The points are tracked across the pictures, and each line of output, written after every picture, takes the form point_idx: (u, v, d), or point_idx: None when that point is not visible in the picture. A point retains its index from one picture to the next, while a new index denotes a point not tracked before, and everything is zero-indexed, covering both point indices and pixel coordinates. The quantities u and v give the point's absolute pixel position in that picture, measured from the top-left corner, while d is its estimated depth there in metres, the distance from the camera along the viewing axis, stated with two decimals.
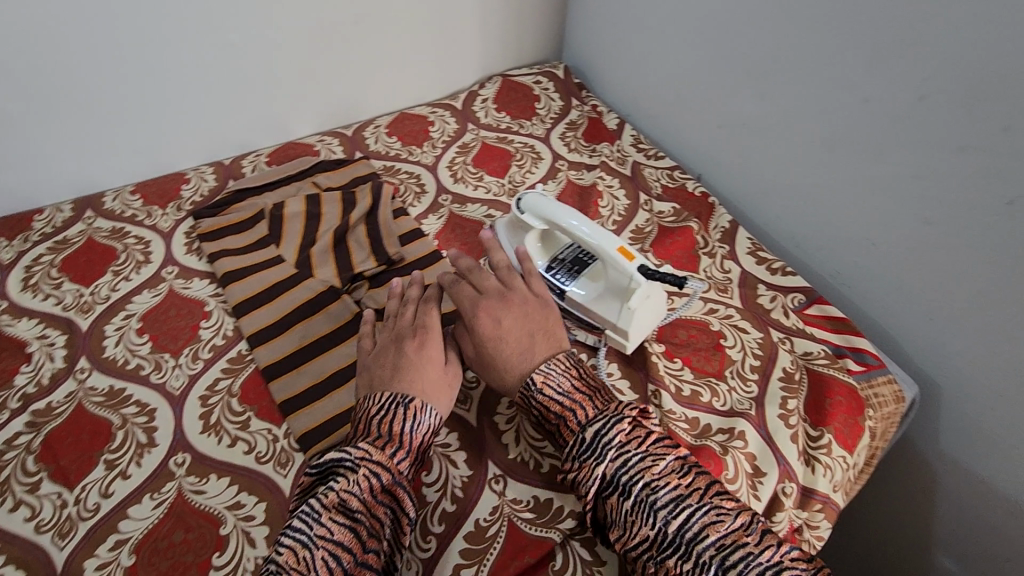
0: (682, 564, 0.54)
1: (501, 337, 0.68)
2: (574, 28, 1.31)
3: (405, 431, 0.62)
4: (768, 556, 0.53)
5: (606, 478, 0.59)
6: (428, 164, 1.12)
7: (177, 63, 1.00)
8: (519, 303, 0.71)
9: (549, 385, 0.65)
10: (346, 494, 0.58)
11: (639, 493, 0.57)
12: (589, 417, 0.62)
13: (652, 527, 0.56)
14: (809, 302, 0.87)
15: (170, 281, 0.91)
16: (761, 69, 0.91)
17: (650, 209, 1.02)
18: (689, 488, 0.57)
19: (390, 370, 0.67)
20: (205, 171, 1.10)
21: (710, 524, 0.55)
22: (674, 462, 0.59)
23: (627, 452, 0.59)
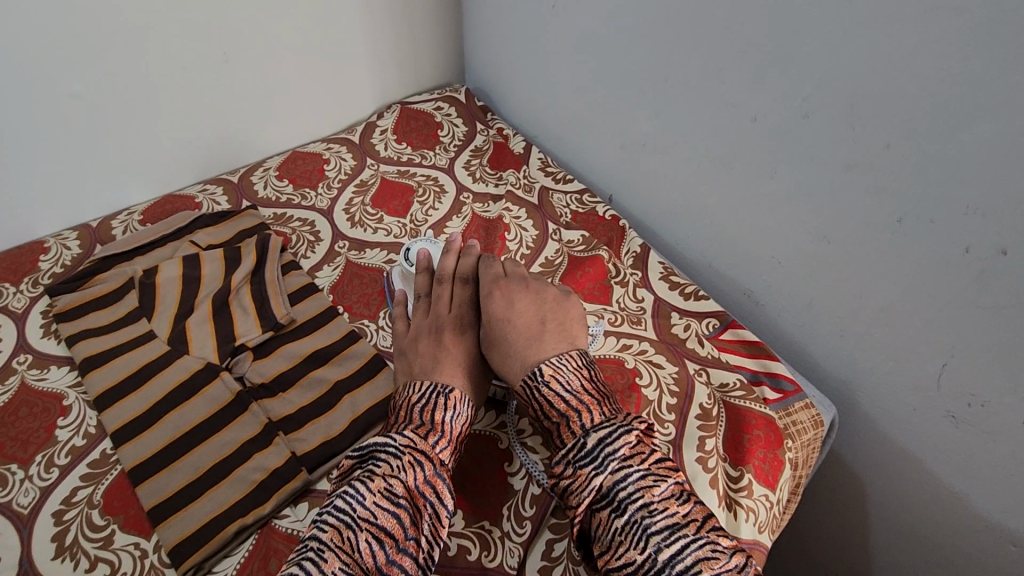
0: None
1: (511, 324, 0.70)
2: (473, 49, 1.26)
3: (444, 419, 0.62)
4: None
5: (602, 489, 0.55)
6: (323, 207, 1.04)
7: (17, 120, 0.89)
8: (528, 296, 0.74)
9: (557, 380, 0.62)
10: (392, 479, 0.57)
11: (634, 514, 0.52)
12: (593, 421, 0.58)
13: (641, 552, 0.51)
14: (723, 327, 0.84)
15: (22, 373, 0.80)
16: (654, 88, 0.88)
17: (559, 238, 0.97)
18: (687, 517, 0.53)
19: (429, 358, 0.69)
20: (67, 237, 0.99)
21: (705, 559, 0.50)
22: (676, 484, 0.55)
23: (629, 467, 0.55)
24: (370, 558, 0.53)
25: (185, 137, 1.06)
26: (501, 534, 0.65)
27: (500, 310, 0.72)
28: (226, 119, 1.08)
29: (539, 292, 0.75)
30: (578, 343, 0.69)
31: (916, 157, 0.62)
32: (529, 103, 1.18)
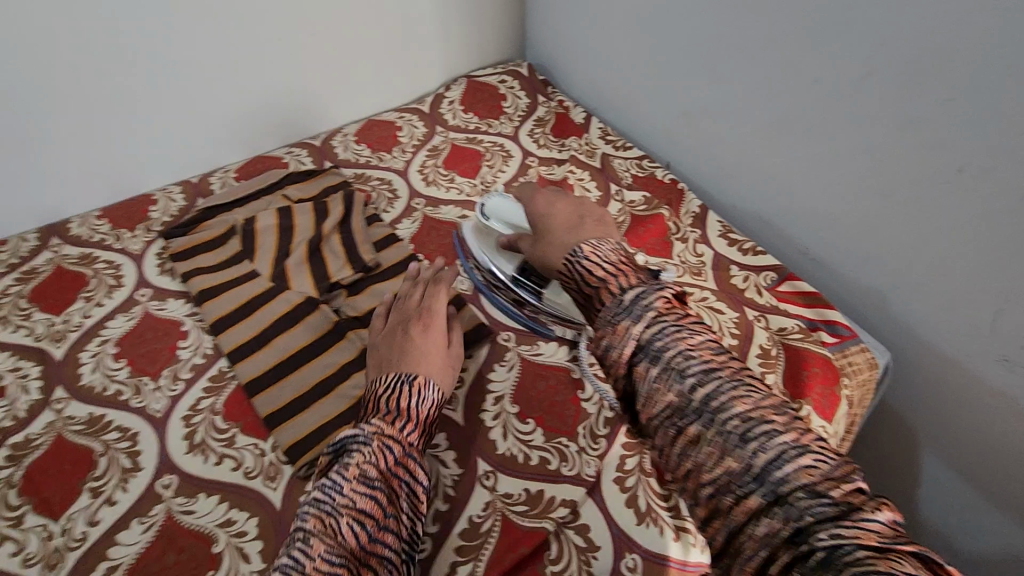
0: (704, 432, 0.51)
1: (548, 221, 0.75)
2: (534, 26, 1.32)
3: (410, 405, 0.65)
4: (794, 439, 0.49)
5: (637, 342, 0.56)
6: (399, 169, 1.12)
7: (129, 85, 0.99)
8: (567, 202, 0.78)
9: (596, 253, 0.64)
10: (365, 463, 0.59)
11: (670, 362, 0.54)
12: (630, 284, 0.60)
13: (678, 394, 0.53)
14: (781, 280, 0.89)
15: (144, 303, 0.90)
16: (715, 57, 0.94)
17: (622, 199, 1.03)
18: (721, 365, 0.54)
19: (396, 350, 0.71)
20: (172, 191, 1.09)
21: (738, 398, 0.52)
22: (710, 340, 0.56)
23: (663, 321, 0.56)
24: (354, 539, 0.55)
25: (274, 104, 1.15)
26: (578, 448, 0.72)
27: (542, 211, 0.77)
28: (310, 89, 1.17)
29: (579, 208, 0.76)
30: (614, 234, 0.71)
31: (976, 110, 0.66)
32: (589, 77, 1.24)
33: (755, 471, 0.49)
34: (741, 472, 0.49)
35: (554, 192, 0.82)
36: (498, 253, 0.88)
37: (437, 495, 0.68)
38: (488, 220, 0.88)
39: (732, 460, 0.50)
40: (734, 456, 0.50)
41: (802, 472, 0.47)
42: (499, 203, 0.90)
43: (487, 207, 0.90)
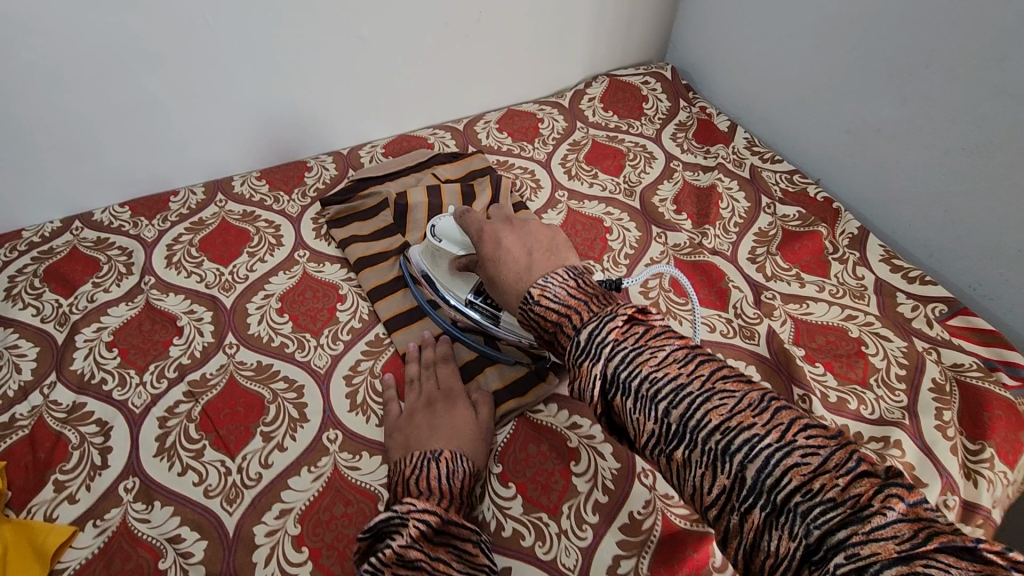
0: (689, 455, 0.44)
1: (501, 263, 0.64)
2: (683, 28, 1.30)
3: (441, 482, 0.61)
4: (778, 437, 0.42)
5: (603, 377, 0.49)
6: (541, 160, 1.12)
7: (304, 56, 1.02)
8: (513, 233, 0.67)
9: (546, 296, 0.57)
10: (402, 547, 0.54)
11: (638, 389, 0.47)
12: (583, 320, 0.53)
13: (655, 421, 0.46)
14: (952, 313, 0.84)
15: (304, 264, 0.94)
16: (906, 73, 0.89)
17: (773, 212, 1.00)
18: (691, 376, 0.47)
19: (422, 429, 0.68)
20: (325, 160, 1.13)
21: (712, 408, 0.44)
22: (676, 349, 0.49)
23: (622, 346, 0.49)
24: None
25: (426, 85, 1.17)
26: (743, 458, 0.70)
27: (491, 252, 0.66)
28: (461, 74, 1.19)
29: (523, 231, 0.67)
30: (567, 263, 0.62)
31: None
32: (739, 84, 1.21)
33: (748, 483, 0.41)
34: (737, 489, 0.42)
35: (498, 216, 0.71)
36: (449, 278, 0.80)
37: (597, 486, 0.68)
38: (437, 241, 0.78)
39: (724, 480, 0.43)
40: (724, 473, 0.43)
41: (794, 474, 0.40)
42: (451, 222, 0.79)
43: (437, 229, 0.79)
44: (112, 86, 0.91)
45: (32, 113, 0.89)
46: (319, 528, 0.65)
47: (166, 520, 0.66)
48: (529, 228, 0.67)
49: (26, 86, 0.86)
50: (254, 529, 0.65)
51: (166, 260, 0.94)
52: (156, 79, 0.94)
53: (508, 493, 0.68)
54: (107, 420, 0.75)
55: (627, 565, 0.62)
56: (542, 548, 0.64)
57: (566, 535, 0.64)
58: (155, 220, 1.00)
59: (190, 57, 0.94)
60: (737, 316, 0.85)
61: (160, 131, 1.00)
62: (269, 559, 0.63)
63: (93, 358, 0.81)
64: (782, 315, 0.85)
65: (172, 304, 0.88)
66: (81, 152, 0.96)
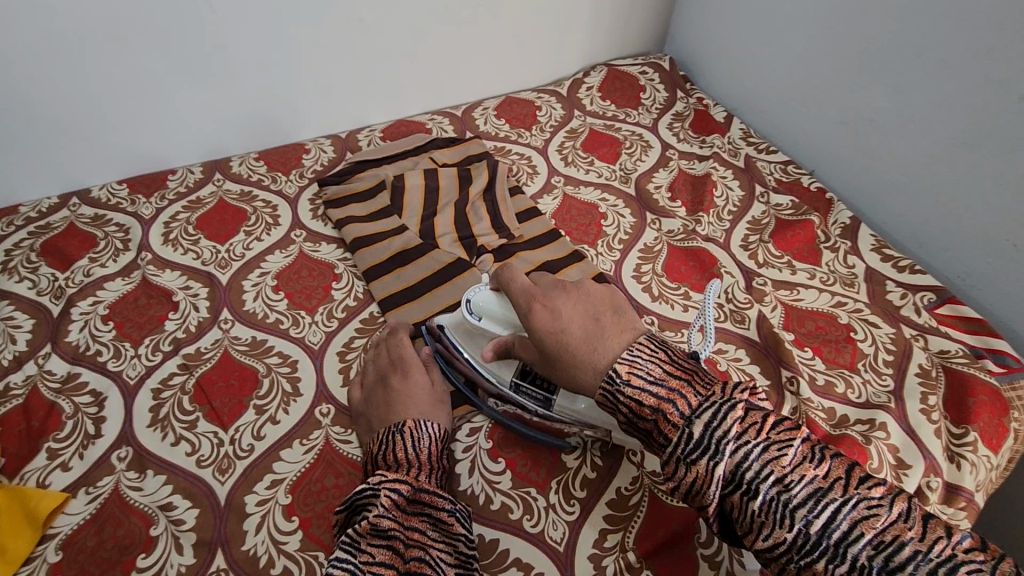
0: (833, 568, 0.41)
1: (567, 331, 0.58)
2: (683, 19, 1.31)
3: (408, 452, 0.62)
4: (940, 551, 0.40)
5: (725, 475, 0.46)
6: (538, 146, 1.13)
7: (305, 38, 1.02)
8: (572, 297, 0.62)
9: (636, 375, 0.52)
10: (377, 516, 0.55)
11: (769, 491, 0.44)
12: (693, 407, 0.49)
13: (790, 529, 0.43)
14: (940, 302, 0.85)
15: (300, 244, 0.94)
16: (900, 64, 0.90)
17: (767, 201, 1.01)
18: (828, 479, 0.44)
19: (383, 406, 0.68)
20: (323, 143, 1.13)
21: (862, 520, 0.42)
22: (802, 445, 0.46)
23: (747, 442, 0.46)
24: None
25: (425, 70, 1.17)
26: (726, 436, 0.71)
27: (551, 319, 0.60)
28: (461, 60, 1.19)
29: (578, 294, 0.62)
30: (641, 328, 0.57)
31: None
32: (737, 76, 1.21)
33: None
34: None
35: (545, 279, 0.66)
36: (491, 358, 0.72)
37: (585, 463, 0.69)
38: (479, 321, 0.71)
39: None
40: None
41: None
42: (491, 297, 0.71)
43: (474, 305, 0.72)
44: (112, 61, 0.92)
45: (32, 88, 0.89)
46: (310, 498, 0.66)
47: (158, 488, 0.66)
48: (585, 290, 0.63)
49: (26, 59, 0.87)
50: (245, 498, 0.66)
51: (163, 237, 0.94)
52: (156, 56, 0.94)
53: (497, 468, 0.69)
54: (102, 390, 0.75)
55: (614, 539, 0.63)
56: (530, 521, 0.64)
57: (554, 510, 0.65)
58: (152, 198, 1.01)
59: (190, 36, 0.94)
60: (728, 300, 0.86)
61: (160, 109, 1.00)
62: (259, 528, 0.63)
63: (88, 330, 0.81)
64: (773, 300, 0.86)
65: (168, 280, 0.88)
66: (79, 128, 0.96)
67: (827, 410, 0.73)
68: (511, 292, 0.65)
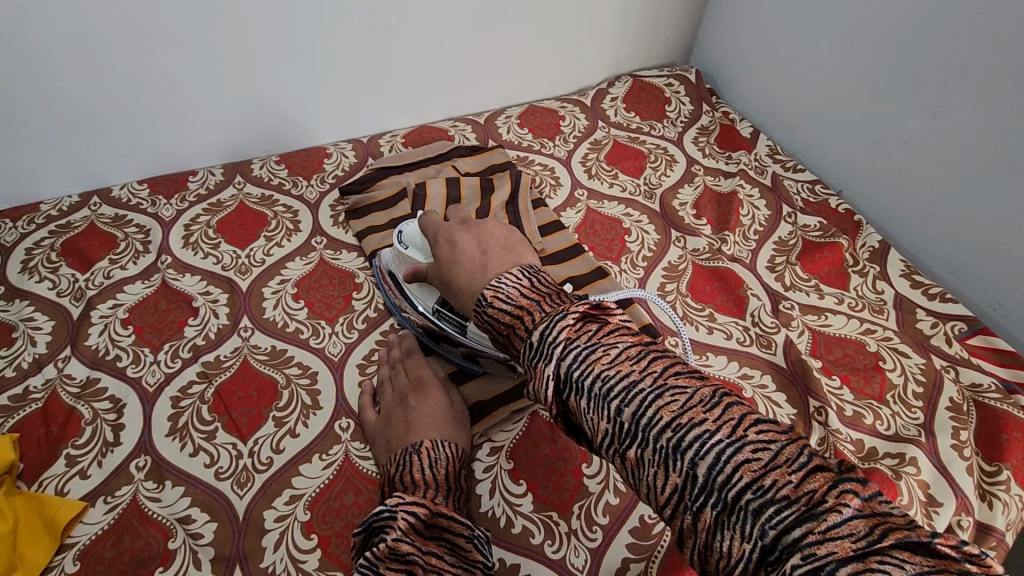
0: (642, 453, 0.43)
1: (457, 264, 0.64)
2: (710, 31, 1.29)
3: (425, 474, 0.62)
4: (728, 433, 0.41)
5: (558, 378, 0.47)
6: (562, 157, 1.12)
7: (330, 41, 1.02)
8: (469, 234, 0.67)
9: (498, 298, 0.55)
10: (396, 540, 0.53)
11: (590, 387, 0.46)
12: (536, 321, 0.51)
13: (608, 419, 0.45)
14: (972, 332, 0.83)
15: (320, 251, 0.93)
16: (937, 87, 0.88)
17: (794, 221, 0.99)
18: (643, 373, 0.46)
19: (400, 428, 0.68)
20: (345, 148, 1.12)
21: (665, 405, 0.43)
22: (628, 347, 0.47)
23: (574, 345, 0.48)
24: None
25: (450, 77, 1.16)
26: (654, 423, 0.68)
27: (449, 255, 0.65)
28: (486, 67, 1.18)
29: (479, 230, 0.67)
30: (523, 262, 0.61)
31: None
32: (765, 92, 1.20)
33: (701, 481, 0.40)
34: (689, 486, 0.41)
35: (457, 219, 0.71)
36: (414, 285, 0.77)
37: (608, 488, 0.68)
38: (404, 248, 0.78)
39: (677, 479, 0.41)
40: (676, 470, 0.41)
41: (745, 470, 0.39)
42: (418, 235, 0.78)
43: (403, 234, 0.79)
44: (137, 60, 0.91)
45: (55, 85, 0.89)
46: (329, 516, 0.65)
47: (176, 500, 0.66)
48: (486, 228, 0.67)
49: (55, 57, 0.86)
50: (264, 513, 0.65)
51: (183, 240, 0.94)
52: (182, 53, 0.93)
53: (519, 489, 0.68)
54: (121, 397, 0.74)
55: (637, 568, 0.62)
56: (552, 547, 0.63)
57: (576, 535, 0.64)
58: (172, 200, 1.00)
59: (214, 36, 0.93)
60: (754, 324, 0.85)
61: (184, 109, 0.99)
62: (278, 545, 0.63)
63: (108, 334, 0.81)
64: (800, 325, 0.84)
65: (188, 285, 0.87)
66: (104, 129, 0.96)
67: (856, 442, 0.72)
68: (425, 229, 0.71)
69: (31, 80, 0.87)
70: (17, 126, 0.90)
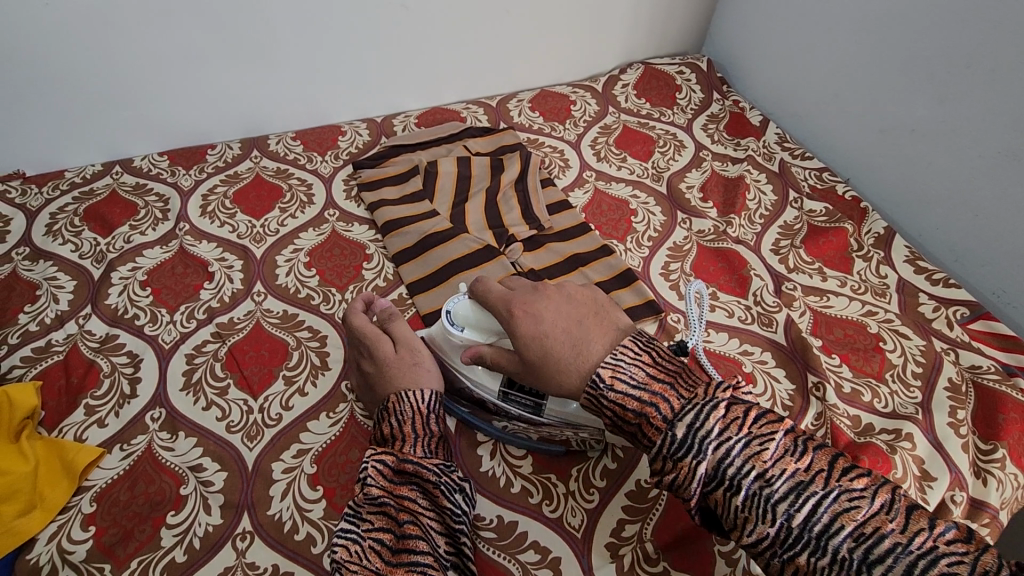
0: (815, 561, 0.43)
1: (548, 337, 0.58)
2: (723, 20, 1.30)
3: (389, 427, 0.62)
4: (919, 543, 0.41)
5: (708, 473, 0.47)
6: (572, 140, 1.13)
7: (348, 21, 1.04)
8: (552, 305, 0.62)
9: (620, 378, 0.53)
10: (364, 487, 0.57)
11: (751, 486, 0.45)
12: (675, 408, 0.50)
13: (772, 524, 0.44)
14: (974, 317, 0.84)
15: (333, 223, 0.96)
16: (947, 74, 0.89)
17: (800, 207, 1.00)
18: (808, 472, 0.45)
19: (372, 390, 0.67)
20: (359, 127, 1.15)
21: (843, 512, 0.43)
22: (783, 438, 0.47)
23: (728, 438, 0.47)
24: (377, 558, 0.54)
25: (465, 59, 1.18)
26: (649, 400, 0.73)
27: (532, 322, 0.60)
28: (500, 51, 1.20)
29: (557, 296, 0.63)
30: (620, 329, 0.59)
31: None
32: (776, 81, 1.20)
33: None
34: None
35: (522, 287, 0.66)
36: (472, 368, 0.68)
37: (606, 454, 0.69)
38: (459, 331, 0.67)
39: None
40: None
41: None
42: (469, 307, 0.67)
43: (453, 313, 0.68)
44: (162, 34, 0.94)
45: (81, 56, 0.91)
46: (335, 470, 0.67)
47: (189, 449, 0.68)
48: (564, 295, 0.63)
49: (83, 29, 0.89)
50: (272, 465, 0.67)
51: (201, 208, 0.96)
52: (204, 27, 0.95)
53: (519, 452, 0.70)
54: (138, 352, 0.77)
55: (632, 530, 0.64)
56: (549, 507, 0.65)
57: (573, 497, 0.66)
58: (191, 171, 1.03)
59: (235, 12, 0.96)
60: (757, 303, 0.86)
61: (204, 83, 1.02)
62: (286, 494, 0.65)
63: (127, 295, 0.84)
64: (802, 306, 0.85)
65: (205, 251, 0.90)
66: (127, 100, 0.99)
67: (852, 418, 0.72)
68: (493, 295, 0.66)
69: (59, 52, 0.90)
70: (44, 94, 0.94)
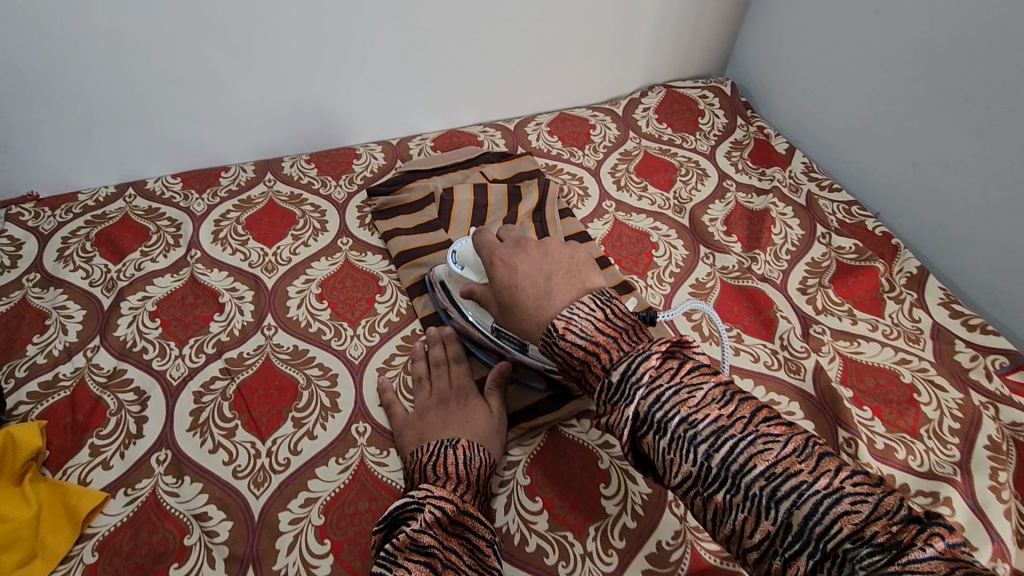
0: (730, 499, 0.43)
1: (518, 289, 0.60)
2: (747, 42, 1.27)
3: (458, 468, 0.61)
4: (825, 483, 0.41)
5: (639, 417, 0.47)
6: (591, 167, 1.10)
7: (364, 42, 1.02)
8: (530, 257, 0.62)
9: (571, 330, 0.53)
10: (417, 531, 0.53)
11: (675, 429, 0.45)
12: (614, 360, 0.50)
13: (694, 463, 0.44)
14: (1014, 367, 0.80)
15: (346, 252, 0.94)
16: (985, 108, 0.85)
17: (828, 242, 0.97)
18: (732, 418, 0.45)
19: (438, 424, 0.68)
20: (374, 150, 1.13)
21: (757, 453, 0.43)
22: (714, 389, 0.46)
23: (660, 386, 0.47)
24: None
25: (482, 80, 1.16)
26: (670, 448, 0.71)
27: (507, 276, 0.62)
28: (518, 73, 1.17)
29: (535, 250, 0.63)
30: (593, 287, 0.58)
31: None
32: (802, 107, 1.17)
33: (796, 529, 0.41)
34: (781, 535, 0.41)
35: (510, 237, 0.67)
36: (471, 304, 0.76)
37: (626, 511, 0.66)
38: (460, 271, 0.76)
39: (768, 524, 0.41)
40: (770, 518, 0.41)
41: (844, 522, 0.40)
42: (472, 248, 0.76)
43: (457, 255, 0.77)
44: (177, 55, 0.93)
45: (96, 78, 0.91)
46: (343, 522, 0.65)
47: (194, 496, 0.66)
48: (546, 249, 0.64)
49: (99, 50, 0.88)
50: (279, 515, 0.65)
51: (213, 235, 0.95)
52: (220, 47, 0.94)
53: (535, 507, 0.67)
54: (145, 389, 0.75)
55: None
56: (566, 568, 0.62)
57: (590, 558, 0.63)
58: (204, 195, 1.01)
59: (252, 35, 0.95)
60: (783, 347, 0.82)
61: (219, 103, 1.01)
62: (292, 547, 0.63)
63: (136, 326, 0.82)
64: (830, 351, 0.82)
65: (216, 280, 0.88)
66: (141, 120, 0.98)
67: (886, 478, 0.69)
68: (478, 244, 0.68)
69: (76, 74, 0.89)
70: (59, 116, 0.93)
